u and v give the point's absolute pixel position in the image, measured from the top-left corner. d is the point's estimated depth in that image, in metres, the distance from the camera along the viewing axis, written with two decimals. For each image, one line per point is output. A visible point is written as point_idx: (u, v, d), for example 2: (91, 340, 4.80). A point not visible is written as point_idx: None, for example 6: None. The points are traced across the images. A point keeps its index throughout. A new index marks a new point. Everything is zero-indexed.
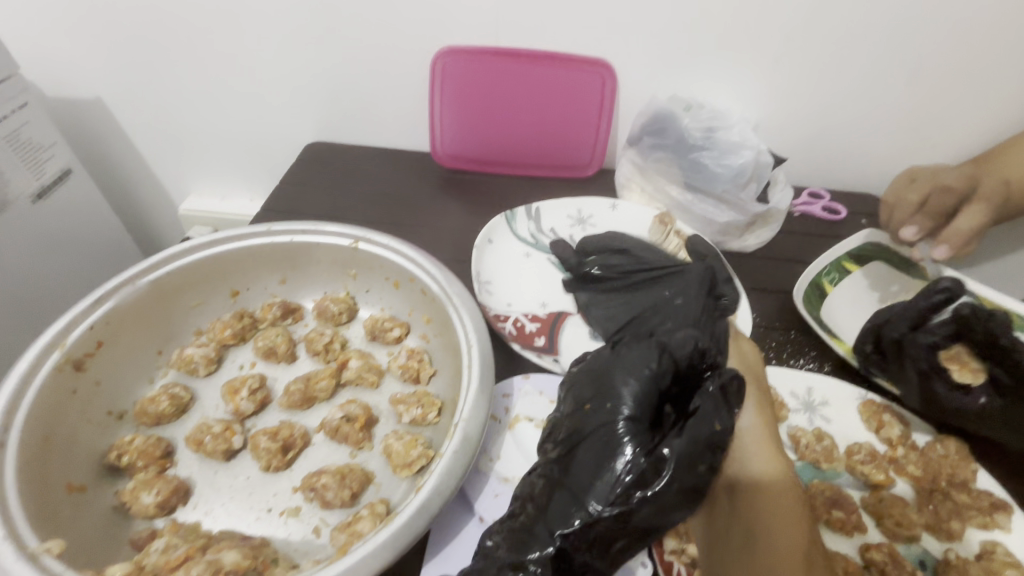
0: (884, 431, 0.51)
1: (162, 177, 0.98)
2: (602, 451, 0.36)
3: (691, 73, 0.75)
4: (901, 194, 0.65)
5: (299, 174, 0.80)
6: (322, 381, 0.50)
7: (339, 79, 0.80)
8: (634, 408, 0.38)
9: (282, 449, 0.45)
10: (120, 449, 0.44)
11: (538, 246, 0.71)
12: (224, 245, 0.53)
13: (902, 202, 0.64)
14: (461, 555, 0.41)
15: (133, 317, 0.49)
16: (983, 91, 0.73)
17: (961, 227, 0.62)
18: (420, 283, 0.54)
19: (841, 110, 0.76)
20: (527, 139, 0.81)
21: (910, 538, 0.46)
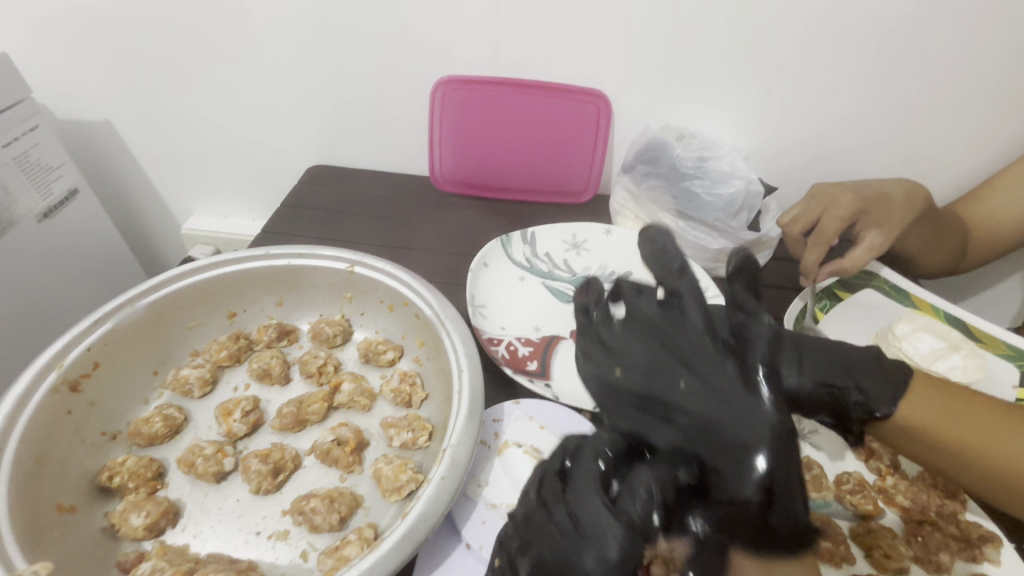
0: (873, 461, 0.52)
1: (165, 197, 1.00)
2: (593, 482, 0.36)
3: (682, 103, 0.77)
4: (793, 223, 0.68)
5: (300, 196, 0.82)
6: (314, 404, 0.50)
7: (341, 105, 0.82)
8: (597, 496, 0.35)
9: (272, 472, 0.45)
10: (112, 470, 0.44)
11: (532, 271, 0.72)
12: (222, 267, 0.54)
13: (794, 233, 0.68)
14: None
15: (131, 338, 0.50)
16: (965, 125, 0.75)
17: (855, 256, 0.66)
18: (414, 307, 0.55)
19: (830, 140, 0.78)
20: (524, 166, 0.83)
21: (899, 570, 0.45)
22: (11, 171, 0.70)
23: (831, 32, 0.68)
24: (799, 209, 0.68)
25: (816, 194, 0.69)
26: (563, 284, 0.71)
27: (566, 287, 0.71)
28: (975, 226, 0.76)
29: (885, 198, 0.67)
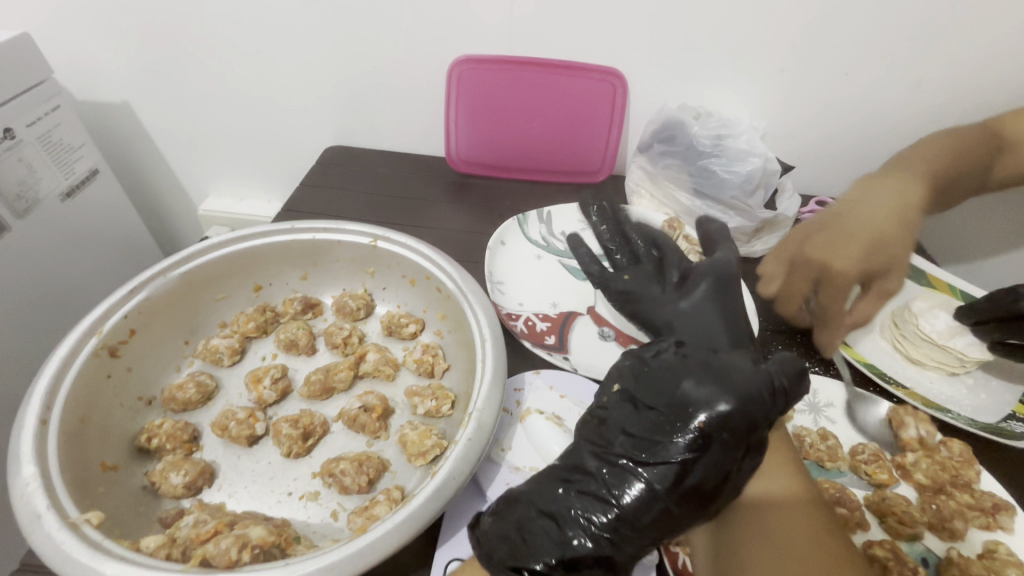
0: (907, 431, 0.52)
1: (182, 178, 1.01)
2: (605, 477, 0.37)
3: (699, 82, 0.77)
4: None
5: (319, 176, 0.83)
6: (340, 372, 0.52)
7: (356, 85, 0.82)
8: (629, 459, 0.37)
9: (302, 436, 0.47)
10: (150, 433, 0.46)
11: (549, 249, 0.73)
12: (249, 241, 0.55)
13: None
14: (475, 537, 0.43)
15: (164, 307, 0.51)
16: (985, 102, 0.74)
17: None
18: (436, 281, 0.56)
19: (847, 119, 0.78)
20: (539, 146, 0.84)
21: (912, 537, 0.46)
22: (35, 151, 0.72)
23: (852, 8, 0.67)
24: (786, 283, 0.59)
25: (798, 260, 0.58)
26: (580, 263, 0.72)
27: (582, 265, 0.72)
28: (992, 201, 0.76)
29: (884, 241, 0.56)
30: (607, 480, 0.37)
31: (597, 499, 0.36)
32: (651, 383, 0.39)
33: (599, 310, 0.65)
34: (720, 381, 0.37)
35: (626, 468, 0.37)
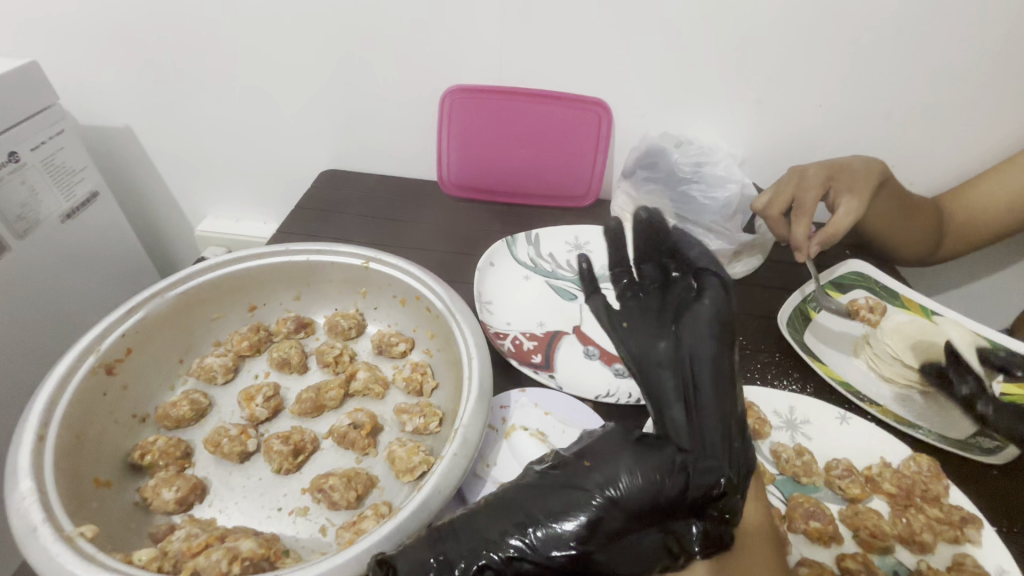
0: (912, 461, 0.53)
1: (180, 200, 1.03)
2: (565, 475, 0.39)
3: (681, 112, 0.81)
4: None
5: (314, 199, 0.85)
6: (332, 391, 0.53)
7: (353, 112, 0.86)
8: (624, 494, 0.38)
9: (293, 452, 0.48)
10: (143, 449, 0.47)
11: (536, 270, 0.75)
12: (245, 263, 0.57)
13: None
14: None
15: (159, 327, 0.52)
16: (949, 132, 0.79)
17: None
18: (426, 301, 0.58)
19: (821, 148, 0.82)
20: (529, 171, 0.87)
21: (883, 550, 0.48)
22: (38, 174, 0.74)
23: (819, 47, 0.72)
24: (773, 192, 0.72)
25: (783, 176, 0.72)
26: (566, 283, 0.74)
27: (569, 286, 0.74)
28: (959, 219, 0.81)
29: (848, 166, 0.71)
30: (571, 498, 0.38)
31: (552, 513, 0.37)
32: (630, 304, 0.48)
33: (584, 329, 0.67)
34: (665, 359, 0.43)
35: (617, 508, 0.37)
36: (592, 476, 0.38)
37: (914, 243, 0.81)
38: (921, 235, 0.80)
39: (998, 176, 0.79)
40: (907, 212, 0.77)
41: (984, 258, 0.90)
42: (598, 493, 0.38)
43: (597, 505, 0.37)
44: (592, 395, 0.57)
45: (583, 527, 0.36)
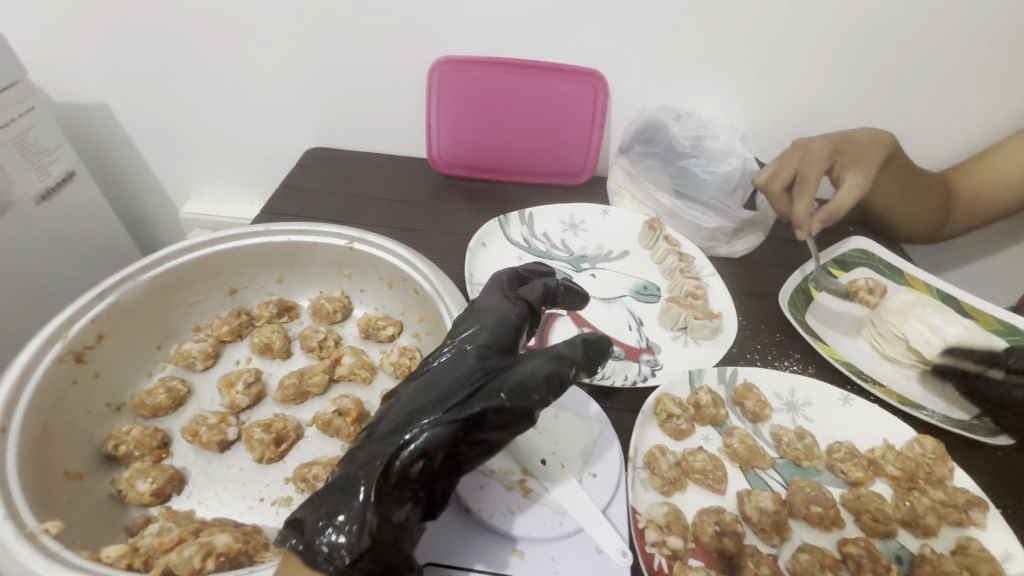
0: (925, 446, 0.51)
1: (163, 181, 1.00)
2: (424, 387, 0.35)
3: (680, 83, 0.77)
4: None
5: (299, 178, 0.82)
6: (315, 376, 0.51)
7: (338, 86, 0.82)
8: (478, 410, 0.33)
9: (275, 441, 0.46)
10: (118, 439, 0.45)
11: (530, 250, 0.73)
12: (224, 243, 0.55)
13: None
14: (471, 546, 0.40)
15: (133, 312, 0.50)
16: (959, 102, 0.76)
17: None
18: (413, 283, 0.56)
19: (826, 121, 0.79)
20: (521, 148, 0.83)
21: (886, 534, 0.46)
22: (9, 153, 0.70)
23: (826, 13, 0.69)
24: (776, 165, 0.69)
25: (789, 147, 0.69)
26: (561, 263, 0.72)
27: (563, 267, 0.71)
28: (967, 195, 0.79)
29: (856, 138, 0.68)
30: (429, 400, 0.34)
31: (413, 419, 0.33)
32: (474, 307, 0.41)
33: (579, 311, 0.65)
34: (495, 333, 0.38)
35: (483, 401, 0.33)
36: (396, 418, 0.33)
37: (919, 219, 0.78)
38: (927, 211, 0.77)
39: (1008, 149, 0.76)
40: (914, 186, 0.74)
41: (991, 234, 0.87)
42: (446, 395, 0.34)
43: (453, 402, 0.33)
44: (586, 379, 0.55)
45: (441, 427, 0.32)
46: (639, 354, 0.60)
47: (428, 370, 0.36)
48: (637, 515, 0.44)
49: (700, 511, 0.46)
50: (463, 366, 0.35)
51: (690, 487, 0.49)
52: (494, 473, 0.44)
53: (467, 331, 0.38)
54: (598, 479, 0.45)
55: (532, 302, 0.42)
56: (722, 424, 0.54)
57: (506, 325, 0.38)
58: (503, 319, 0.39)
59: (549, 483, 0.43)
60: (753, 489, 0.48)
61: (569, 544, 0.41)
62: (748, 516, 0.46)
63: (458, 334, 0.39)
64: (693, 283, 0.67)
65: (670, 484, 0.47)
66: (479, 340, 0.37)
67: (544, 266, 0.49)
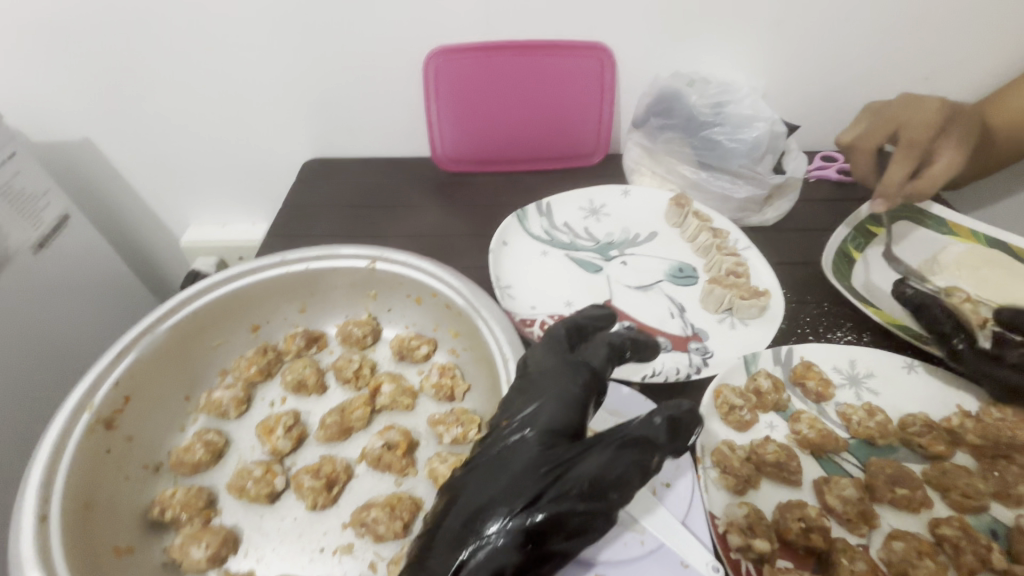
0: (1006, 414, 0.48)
1: (159, 211, 0.96)
2: (484, 480, 0.32)
3: (692, 46, 0.72)
4: None
5: (301, 194, 0.78)
6: (357, 410, 0.48)
7: (328, 92, 0.77)
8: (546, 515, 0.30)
9: (326, 485, 0.44)
10: (162, 504, 0.42)
11: (553, 243, 0.69)
12: (240, 280, 0.52)
13: None
14: None
15: (155, 366, 0.47)
16: (994, 31, 0.71)
17: None
18: (443, 298, 0.52)
19: (850, 70, 0.74)
20: (530, 135, 0.79)
21: (978, 509, 0.44)
22: None
23: None
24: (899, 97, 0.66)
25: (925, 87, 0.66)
26: (588, 254, 0.68)
27: (591, 257, 0.68)
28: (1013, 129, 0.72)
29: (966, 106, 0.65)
30: (494, 497, 0.31)
31: (477, 525, 0.30)
32: (533, 373, 0.38)
33: (616, 303, 0.62)
34: (556, 410, 0.34)
35: (553, 503, 0.30)
36: (458, 522, 0.31)
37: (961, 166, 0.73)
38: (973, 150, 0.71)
39: None
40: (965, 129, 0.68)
41: None
42: (511, 492, 0.31)
43: (520, 503, 0.30)
44: (636, 376, 0.52)
45: (507, 538, 0.29)
46: (686, 342, 0.57)
47: (486, 457, 0.33)
48: (716, 520, 0.42)
49: (780, 508, 0.44)
50: (527, 454, 0.32)
51: (764, 481, 0.46)
52: None
53: (526, 411, 0.35)
54: (672, 489, 0.43)
55: (596, 366, 0.38)
56: (785, 409, 0.51)
57: (569, 403, 0.35)
58: (564, 395, 0.35)
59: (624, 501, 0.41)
60: (830, 477, 0.46)
61: (653, 562, 0.39)
62: (831, 508, 0.44)
63: (517, 414, 0.35)
64: (732, 260, 0.63)
65: (744, 483, 0.45)
66: (541, 425, 0.33)
67: (600, 309, 0.46)
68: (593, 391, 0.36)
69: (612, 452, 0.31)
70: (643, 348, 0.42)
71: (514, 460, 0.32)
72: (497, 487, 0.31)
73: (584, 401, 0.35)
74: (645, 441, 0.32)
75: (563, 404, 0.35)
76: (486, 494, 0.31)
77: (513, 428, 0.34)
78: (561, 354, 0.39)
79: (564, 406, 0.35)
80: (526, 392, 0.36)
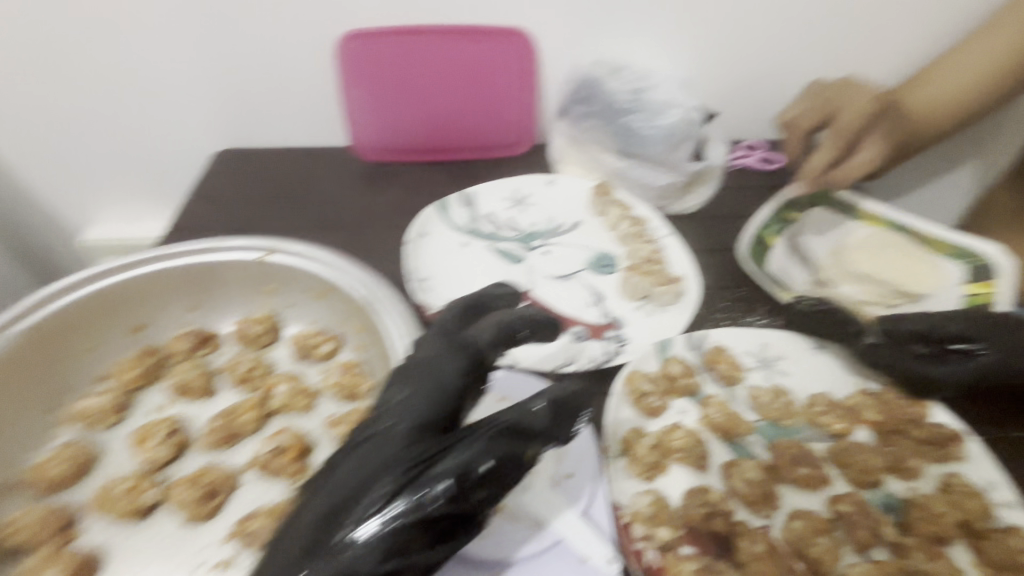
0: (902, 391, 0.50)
1: (56, 208, 0.88)
2: (349, 474, 0.31)
3: (611, 33, 0.72)
4: None
5: (207, 186, 0.72)
6: (245, 413, 0.45)
7: (235, 77, 0.73)
8: (410, 508, 0.29)
9: (204, 496, 0.40)
10: (10, 527, 0.38)
11: (476, 234, 0.67)
12: (114, 277, 0.47)
13: None
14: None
15: (8, 374, 0.42)
16: (898, 22, 0.73)
17: None
18: (344, 291, 0.49)
19: (766, 59, 0.75)
20: (453, 123, 0.76)
21: (874, 483, 0.45)
22: None
23: None
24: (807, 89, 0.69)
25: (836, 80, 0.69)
26: (510, 244, 0.66)
27: (513, 247, 0.66)
28: (930, 112, 0.72)
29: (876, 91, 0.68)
30: (357, 491, 0.30)
31: (338, 522, 0.29)
32: (414, 359, 0.37)
33: (537, 294, 0.60)
34: (429, 399, 0.34)
35: (414, 501, 0.29)
36: (318, 518, 0.30)
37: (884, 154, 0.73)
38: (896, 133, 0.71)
39: (959, 55, 0.72)
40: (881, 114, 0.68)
41: (939, 157, 0.87)
42: (375, 486, 0.30)
43: (383, 496, 0.30)
44: (551, 367, 0.51)
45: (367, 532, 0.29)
46: (603, 331, 0.56)
47: (354, 451, 0.32)
48: (621, 510, 0.41)
49: (685, 494, 0.43)
50: (393, 449, 0.31)
51: (674, 467, 0.45)
52: None
53: (399, 402, 0.34)
54: (574, 480, 0.41)
55: (479, 350, 0.36)
56: (697, 394, 0.51)
57: (444, 391, 0.34)
58: (441, 383, 0.34)
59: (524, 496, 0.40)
60: (737, 460, 0.46)
61: (554, 558, 0.37)
62: (735, 491, 0.44)
63: (388, 405, 0.34)
64: (649, 249, 0.64)
65: (651, 469, 0.44)
66: (412, 416, 0.33)
67: (502, 288, 0.45)
68: (472, 376, 0.36)
69: (486, 443, 0.31)
70: (541, 328, 0.39)
71: (380, 453, 0.31)
72: (361, 481, 0.31)
73: (460, 388, 0.35)
74: (520, 430, 0.32)
75: (438, 392, 0.34)
76: (348, 488, 0.30)
77: (382, 420, 0.33)
78: (447, 337, 0.38)
79: (439, 393, 0.34)
80: (403, 380, 0.35)
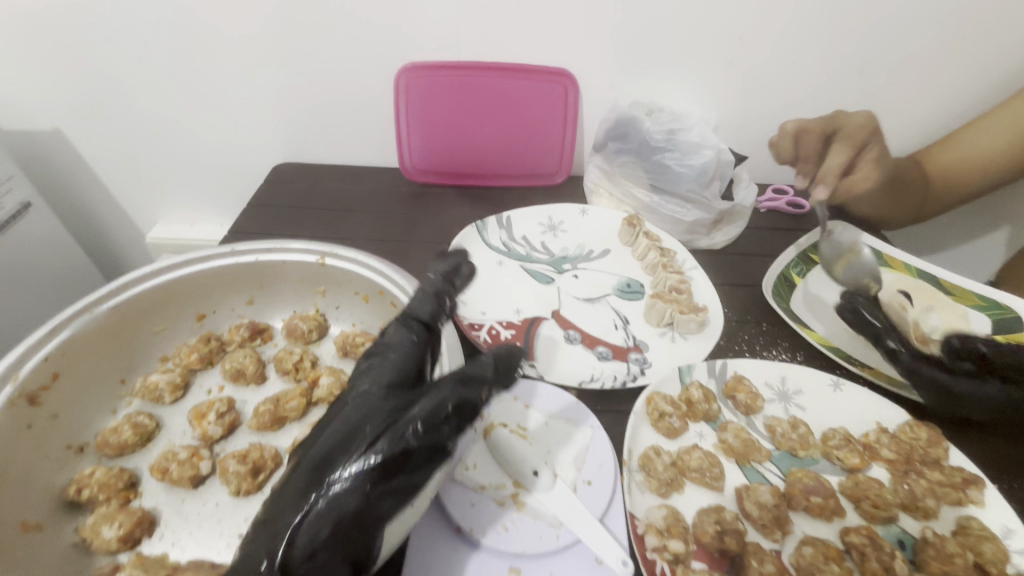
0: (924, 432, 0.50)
1: (126, 207, 0.96)
2: (334, 427, 0.34)
3: (650, 78, 0.77)
4: None
5: (267, 195, 0.79)
6: (292, 401, 0.49)
7: (302, 99, 0.80)
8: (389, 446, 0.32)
9: (252, 471, 0.44)
10: (80, 483, 0.42)
11: (510, 255, 0.71)
12: (187, 268, 0.52)
13: None
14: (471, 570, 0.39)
15: (90, 346, 0.47)
16: (928, 83, 0.76)
17: None
18: (389, 296, 0.53)
19: (797, 109, 0.79)
20: (495, 152, 0.82)
21: (887, 520, 0.46)
22: None
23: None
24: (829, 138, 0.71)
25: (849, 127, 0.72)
26: (542, 266, 0.70)
27: (544, 269, 0.70)
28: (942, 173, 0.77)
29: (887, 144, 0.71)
30: (342, 437, 0.33)
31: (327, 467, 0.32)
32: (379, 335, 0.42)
33: (564, 313, 0.63)
34: (398, 360, 0.38)
35: (390, 440, 0.33)
36: (309, 465, 0.33)
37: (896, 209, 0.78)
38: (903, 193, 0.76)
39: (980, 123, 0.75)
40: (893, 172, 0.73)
41: (969, 213, 0.88)
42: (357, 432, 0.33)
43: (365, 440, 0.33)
44: (575, 382, 0.54)
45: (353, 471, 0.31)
46: (627, 353, 0.59)
47: (338, 409, 0.36)
48: (637, 520, 0.42)
49: (699, 512, 0.45)
50: (370, 401, 0.35)
51: (689, 486, 0.47)
52: (485, 490, 0.43)
53: (371, 367, 0.38)
54: (592, 486, 0.44)
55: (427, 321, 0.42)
56: (715, 419, 0.53)
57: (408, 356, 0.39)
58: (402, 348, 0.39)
59: (544, 496, 0.42)
60: (751, 484, 0.47)
61: (569, 556, 0.40)
62: (748, 513, 0.45)
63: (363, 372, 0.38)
64: (676, 278, 0.66)
65: (667, 486, 0.45)
66: (384, 377, 0.37)
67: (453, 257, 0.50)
68: (427, 339, 0.41)
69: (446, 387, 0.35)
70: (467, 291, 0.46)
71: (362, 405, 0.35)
72: (345, 430, 0.34)
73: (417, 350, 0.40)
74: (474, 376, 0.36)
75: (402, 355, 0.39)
76: (336, 437, 0.33)
77: (357, 384, 0.37)
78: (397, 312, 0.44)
79: (398, 354, 0.39)
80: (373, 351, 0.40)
